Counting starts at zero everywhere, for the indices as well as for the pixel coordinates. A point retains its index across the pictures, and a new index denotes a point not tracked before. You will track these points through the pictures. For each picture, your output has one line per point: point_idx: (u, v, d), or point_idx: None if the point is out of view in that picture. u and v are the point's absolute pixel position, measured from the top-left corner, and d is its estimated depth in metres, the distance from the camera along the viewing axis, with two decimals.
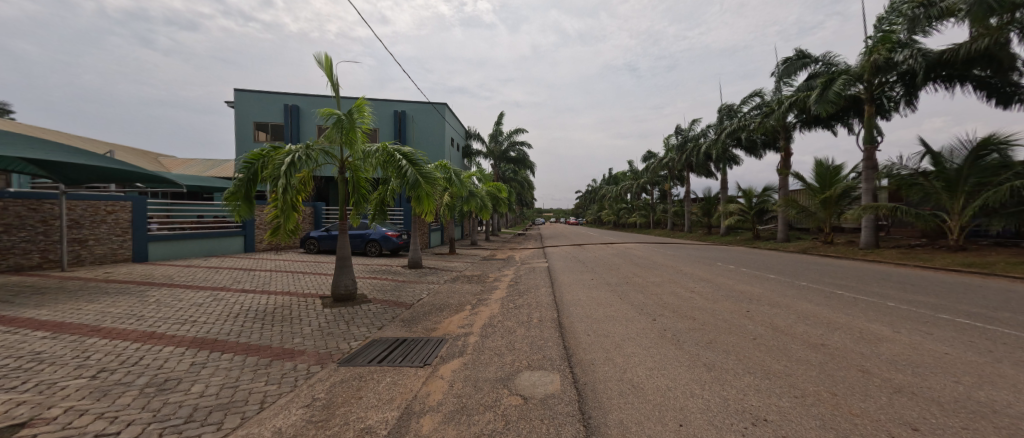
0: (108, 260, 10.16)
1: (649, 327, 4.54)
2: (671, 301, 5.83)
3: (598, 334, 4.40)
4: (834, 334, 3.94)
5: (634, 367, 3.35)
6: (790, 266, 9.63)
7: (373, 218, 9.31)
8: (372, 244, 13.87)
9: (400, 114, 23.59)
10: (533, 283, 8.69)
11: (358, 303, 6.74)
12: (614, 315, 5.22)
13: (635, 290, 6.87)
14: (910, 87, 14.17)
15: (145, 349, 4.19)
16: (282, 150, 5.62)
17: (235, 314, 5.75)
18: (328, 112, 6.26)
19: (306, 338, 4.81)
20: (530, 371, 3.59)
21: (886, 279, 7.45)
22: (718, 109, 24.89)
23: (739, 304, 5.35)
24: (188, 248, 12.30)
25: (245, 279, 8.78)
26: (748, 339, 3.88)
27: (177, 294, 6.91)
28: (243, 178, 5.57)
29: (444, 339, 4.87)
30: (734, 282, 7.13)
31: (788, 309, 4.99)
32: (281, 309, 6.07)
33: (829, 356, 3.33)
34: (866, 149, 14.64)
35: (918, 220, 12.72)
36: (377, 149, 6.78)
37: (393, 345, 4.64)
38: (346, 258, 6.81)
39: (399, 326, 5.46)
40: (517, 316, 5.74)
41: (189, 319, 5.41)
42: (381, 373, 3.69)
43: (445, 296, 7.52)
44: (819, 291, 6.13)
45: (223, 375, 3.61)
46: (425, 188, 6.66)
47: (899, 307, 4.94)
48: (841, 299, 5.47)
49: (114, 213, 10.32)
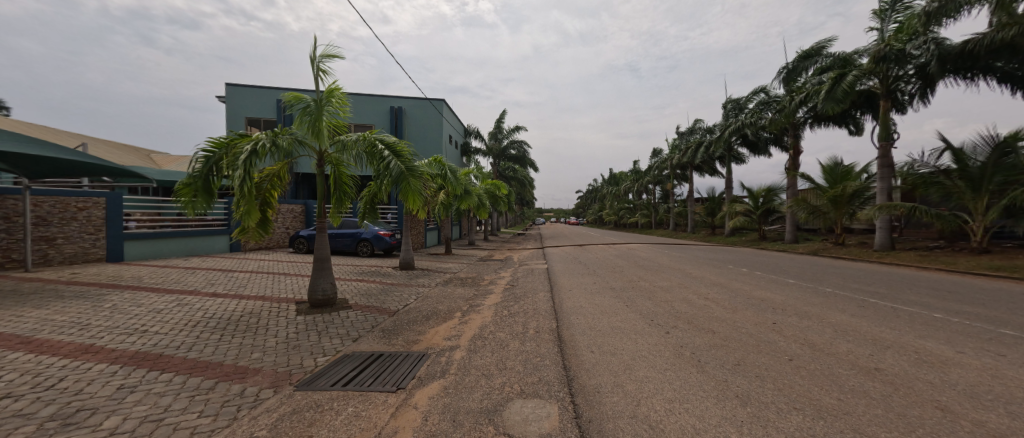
0: (79, 259, 9.55)
1: (662, 342, 3.91)
2: (684, 310, 5.18)
3: (604, 351, 3.76)
4: (886, 354, 3.31)
5: (649, 398, 2.73)
6: (808, 270, 8.96)
7: (362, 216, 8.69)
8: (363, 244, 13.22)
9: (395, 110, 22.90)
10: (531, 287, 8.06)
11: (337, 310, 6.10)
12: (620, 327, 4.56)
13: (643, 297, 6.22)
14: (927, 80, 13.45)
15: (72, 367, 3.56)
16: (248, 138, 5.02)
17: (195, 323, 5.10)
18: (297, 99, 5.64)
19: (267, 352, 4.18)
20: (522, 400, 2.96)
21: (918, 285, 6.76)
22: (724, 105, 24.21)
23: (763, 315, 4.70)
24: (167, 247, 11.67)
25: (221, 281, 8.14)
26: (781, 360, 3.26)
27: (138, 298, 6.26)
28: (202, 169, 4.92)
29: (425, 354, 4.25)
30: (751, 288, 6.47)
31: (823, 321, 4.33)
32: (248, 317, 5.41)
33: (890, 387, 2.71)
34: (881, 146, 13.99)
35: (938, 221, 12.08)
36: (357, 139, 6.14)
37: (365, 362, 4.00)
38: (324, 259, 6.20)
39: (377, 338, 4.81)
40: (510, 326, 5.08)
41: (140, 329, 4.78)
42: (343, 401, 3.05)
43: (434, 302, 6.87)
44: (850, 298, 5.49)
45: (151, 404, 2.98)
46: (410, 183, 6.01)
47: (949, 319, 4.29)
48: (879, 309, 4.81)
49: (86, 210, 9.70)
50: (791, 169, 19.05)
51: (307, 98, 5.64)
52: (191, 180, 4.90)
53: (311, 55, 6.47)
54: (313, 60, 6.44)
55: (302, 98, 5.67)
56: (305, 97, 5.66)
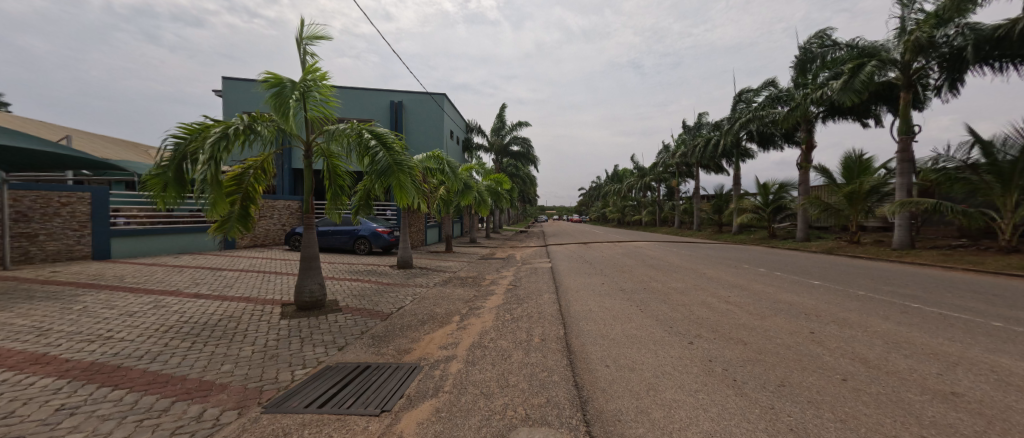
0: (64, 257, 9.15)
1: (687, 355, 3.42)
2: (706, 316, 4.67)
3: (621, 366, 3.27)
4: (958, 373, 2.80)
5: (683, 431, 2.24)
6: (830, 270, 8.40)
7: (358, 212, 8.23)
8: (361, 241, 12.78)
9: (395, 104, 22.44)
10: (535, 288, 7.55)
11: (325, 312, 5.63)
12: (636, 335, 4.07)
13: (657, 300, 5.73)
14: (953, 71, 12.59)
15: (10, 383, 3.10)
16: (221, 124, 4.58)
17: (167, 328, 4.62)
18: (273, 82, 5.04)
19: (240, 363, 3.69)
20: (528, 428, 2.48)
21: (955, 286, 6.21)
22: (732, 99, 23.67)
23: (796, 322, 4.19)
24: (157, 244, 11.25)
25: (207, 281, 7.68)
26: (832, 381, 2.76)
27: (112, 300, 5.78)
28: (172, 158, 4.51)
29: (418, 365, 3.78)
30: (773, 290, 5.96)
31: (867, 330, 3.82)
32: (226, 322, 4.92)
33: (984, 419, 2.21)
34: (901, 140, 13.38)
35: (963, 218, 11.48)
36: (344, 128, 5.59)
37: (348, 377, 3.52)
38: (312, 259, 5.75)
39: (365, 346, 4.33)
40: (512, 333, 4.60)
41: (104, 336, 4.31)
42: (317, 428, 2.58)
43: (431, 304, 6.39)
44: (888, 302, 4.96)
45: (88, 431, 2.51)
46: (399, 177, 5.55)
47: (1012, 329, 3.77)
48: (926, 315, 4.29)
49: (70, 205, 9.26)
50: (803, 165, 18.48)
51: (285, 82, 5.03)
52: (159, 170, 4.48)
53: (296, 37, 5.99)
54: (300, 42, 5.95)
55: (279, 81, 5.07)
56: (281, 80, 5.05)
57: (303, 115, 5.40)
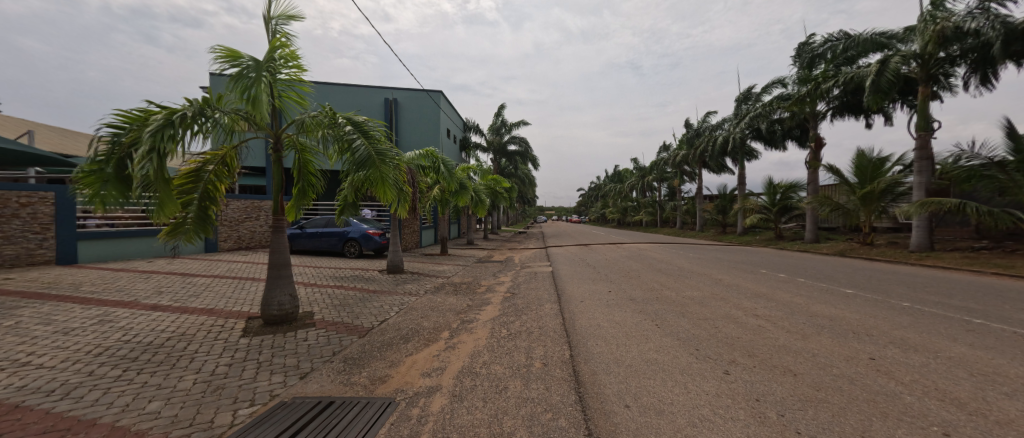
0: (22, 262, 8.43)
1: (730, 393, 2.70)
2: (737, 335, 3.96)
3: (646, 408, 2.58)
4: None
5: None
6: (858, 275, 7.68)
7: (341, 213, 7.53)
8: (350, 243, 12.07)
9: (390, 102, 21.79)
10: (535, 296, 6.86)
11: (296, 327, 4.94)
12: (659, 362, 3.36)
13: (674, 313, 5.02)
14: (980, 63, 11.99)
15: None
16: (169, 111, 3.99)
17: (100, 351, 3.89)
18: (232, 59, 4.38)
19: (172, 400, 3.00)
20: None
21: (1008, 296, 5.48)
22: (736, 98, 23.11)
23: (848, 344, 3.51)
24: (129, 248, 10.52)
25: (173, 289, 6.95)
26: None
27: (52, 314, 5.03)
28: (109, 152, 3.90)
29: (394, 400, 3.10)
30: (805, 301, 5.27)
31: (941, 357, 3.13)
32: (173, 343, 4.18)
33: None
34: (919, 136, 12.76)
35: (988, 218, 10.85)
36: (317, 116, 4.93)
37: (301, 419, 2.80)
38: (282, 266, 5.07)
39: (332, 374, 3.61)
40: (509, 355, 3.90)
41: (20, 362, 3.59)
42: None
43: (417, 316, 5.68)
44: (945, 317, 4.28)
45: None
46: (380, 170, 4.85)
47: None
48: (998, 335, 3.63)
49: (30, 206, 8.54)
50: (812, 163, 17.83)
51: (246, 60, 4.38)
52: (94, 166, 3.86)
53: (264, 15, 5.31)
54: (267, 21, 5.28)
55: (240, 59, 4.40)
56: (242, 57, 4.40)
57: (271, 101, 4.77)
